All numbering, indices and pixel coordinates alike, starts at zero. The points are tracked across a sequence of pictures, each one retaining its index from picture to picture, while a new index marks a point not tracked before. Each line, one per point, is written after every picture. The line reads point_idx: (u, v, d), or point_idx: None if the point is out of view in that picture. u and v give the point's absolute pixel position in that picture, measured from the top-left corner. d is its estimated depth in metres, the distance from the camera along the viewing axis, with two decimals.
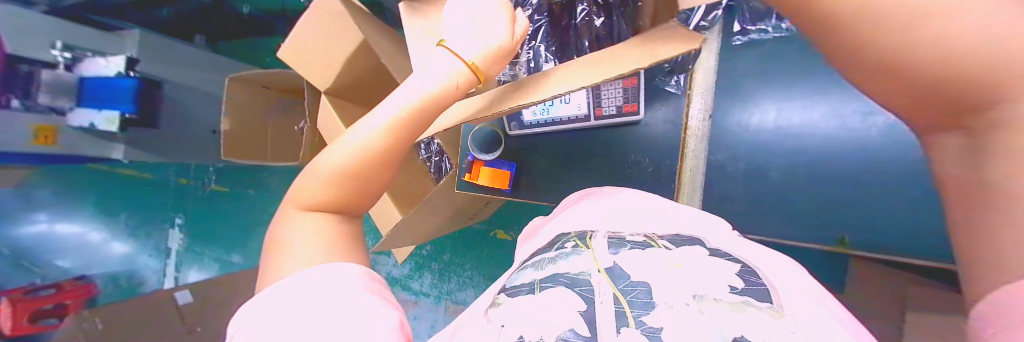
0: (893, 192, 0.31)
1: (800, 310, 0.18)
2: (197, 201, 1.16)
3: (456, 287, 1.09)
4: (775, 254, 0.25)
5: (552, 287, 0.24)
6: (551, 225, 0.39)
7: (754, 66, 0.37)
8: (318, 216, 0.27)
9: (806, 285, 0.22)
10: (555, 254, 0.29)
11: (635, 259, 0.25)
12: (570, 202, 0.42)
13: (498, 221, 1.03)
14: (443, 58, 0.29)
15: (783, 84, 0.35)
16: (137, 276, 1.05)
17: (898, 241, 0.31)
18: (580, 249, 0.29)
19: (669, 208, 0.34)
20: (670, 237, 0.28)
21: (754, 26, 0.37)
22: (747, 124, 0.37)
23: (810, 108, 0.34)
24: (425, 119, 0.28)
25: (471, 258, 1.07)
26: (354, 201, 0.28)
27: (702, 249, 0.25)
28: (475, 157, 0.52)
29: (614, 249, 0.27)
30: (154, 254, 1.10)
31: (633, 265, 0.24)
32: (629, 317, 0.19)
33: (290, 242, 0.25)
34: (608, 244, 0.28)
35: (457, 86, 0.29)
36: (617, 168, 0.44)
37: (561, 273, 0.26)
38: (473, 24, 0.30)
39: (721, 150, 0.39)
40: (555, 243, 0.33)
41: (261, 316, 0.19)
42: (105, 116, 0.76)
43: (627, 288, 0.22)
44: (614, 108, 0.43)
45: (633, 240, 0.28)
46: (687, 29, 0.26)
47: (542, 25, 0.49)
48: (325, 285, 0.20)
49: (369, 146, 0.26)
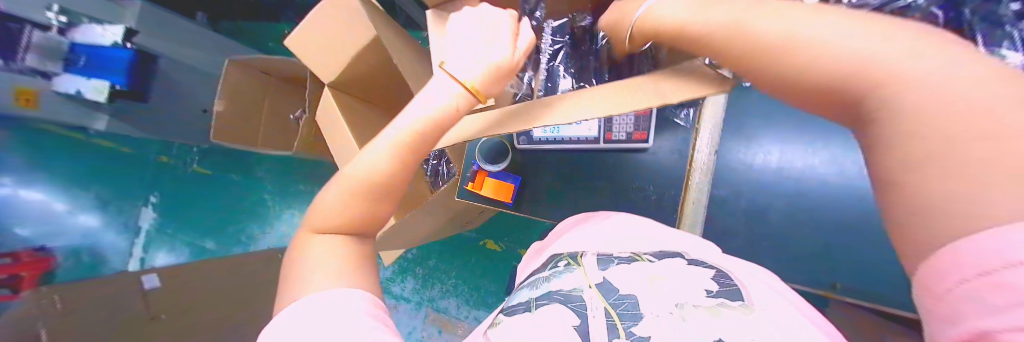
0: (876, 238, 0.36)
1: (775, 312, 0.20)
2: (175, 183, 1.09)
3: (438, 294, 1.07)
4: (756, 270, 0.29)
5: (546, 304, 0.23)
6: (552, 248, 0.39)
7: (763, 107, 0.40)
8: (332, 239, 0.29)
9: (778, 295, 0.23)
10: (549, 273, 0.29)
11: (622, 272, 0.25)
12: (566, 227, 0.42)
13: (489, 230, 1.02)
14: (443, 80, 0.29)
15: (790, 130, 0.39)
16: (100, 253, 0.97)
17: (879, 284, 0.35)
18: (572, 267, 0.28)
19: (661, 229, 0.35)
20: (653, 252, 0.29)
21: None
22: (752, 163, 0.41)
23: (811, 154, 0.38)
24: (428, 138, 0.29)
25: (457, 266, 1.05)
26: (366, 222, 0.29)
27: (681, 259, 0.26)
28: (479, 167, 0.51)
29: (601, 264, 0.27)
30: (121, 232, 1.02)
31: (621, 277, 0.25)
32: (620, 329, 0.20)
33: (307, 265, 0.27)
34: (596, 261, 0.28)
35: (458, 107, 0.29)
36: (620, 192, 0.46)
37: (554, 290, 0.25)
38: (481, 31, 0.30)
39: (725, 186, 0.42)
40: (548, 264, 0.32)
41: (283, 335, 0.23)
42: (93, 85, 0.74)
43: (617, 301, 0.22)
44: (624, 134, 0.44)
45: (620, 257, 0.28)
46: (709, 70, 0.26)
47: (563, 47, 0.50)
48: (337, 310, 0.23)
49: (378, 167, 0.28)
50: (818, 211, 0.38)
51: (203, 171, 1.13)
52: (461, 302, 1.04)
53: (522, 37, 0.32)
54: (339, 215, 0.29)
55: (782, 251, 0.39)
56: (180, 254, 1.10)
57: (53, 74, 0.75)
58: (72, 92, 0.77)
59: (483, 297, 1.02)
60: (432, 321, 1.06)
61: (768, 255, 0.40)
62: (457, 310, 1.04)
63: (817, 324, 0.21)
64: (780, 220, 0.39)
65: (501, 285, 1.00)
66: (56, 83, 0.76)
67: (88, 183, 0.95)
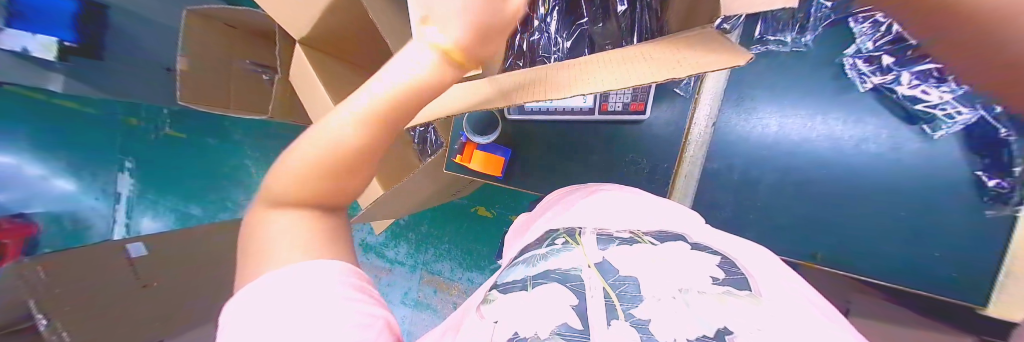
0: (857, 212, 0.38)
1: (778, 298, 0.19)
2: (149, 146, 1.04)
3: (432, 258, 1.10)
4: (745, 241, 0.29)
5: (544, 283, 0.23)
6: (540, 221, 0.39)
7: (766, 76, 0.39)
8: (292, 215, 0.20)
9: (789, 285, 0.23)
10: (545, 251, 0.29)
11: (622, 254, 0.24)
12: (554, 199, 0.42)
13: (480, 197, 1.03)
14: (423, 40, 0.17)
15: (793, 101, 0.39)
16: (83, 219, 0.96)
17: (853, 255, 0.38)
18: (571, 246, 0.28)
19: (656, 205, 0.35)
20: (655, 234, 0.28)
21: (774, 36, 0.39)
22: (750, 134, 0.40)
23: (808, 127, 0.38)
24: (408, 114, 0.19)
25: (449, 231, 1.07)
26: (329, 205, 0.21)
27: (684, 243, 0.26)
28: (468, 138, 0.49)
29: (603, 245, 0.27)
30: (101, 197, 0.99)
31: (623, 259, 0.24)
32: (619, 310, 0.18)
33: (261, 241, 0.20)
34: (596, 241, 0.28)
35: (440, 71, 0.18)
36: (614, 164, 0.45)
37: (551, 269, 0.25)
38: None
39: (719, 159, 0.41)
40: (545, 240, 0.32)
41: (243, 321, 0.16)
42: (41, 43, 0.68)
43: (617, 282, 0.21)
44: (620, 105, 0.43)
45: (620, 237, 0.28)
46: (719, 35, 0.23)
47: (556, 8, 0.48)
48: (311, 283, 0.16)
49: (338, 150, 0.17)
50: (807, 181, 0.39)
51: (175, 135, 1.07)
52: (455, 265, 1.07)
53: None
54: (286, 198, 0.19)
55: (764, 222, 0.40)
56: (166, 220, 1.10)
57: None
58: (19, 49, 0.69)
59: (476, 260, 1.05)
60: (427, 282, 1.11)
61: (753, 227, 0.41)
62: (450, 272, 1.08)
63: (833, 321, 0.19)
64: (767, 195, 0.40)
65: (493, 248, 1.03)
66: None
67: (62, 149, 0.91)
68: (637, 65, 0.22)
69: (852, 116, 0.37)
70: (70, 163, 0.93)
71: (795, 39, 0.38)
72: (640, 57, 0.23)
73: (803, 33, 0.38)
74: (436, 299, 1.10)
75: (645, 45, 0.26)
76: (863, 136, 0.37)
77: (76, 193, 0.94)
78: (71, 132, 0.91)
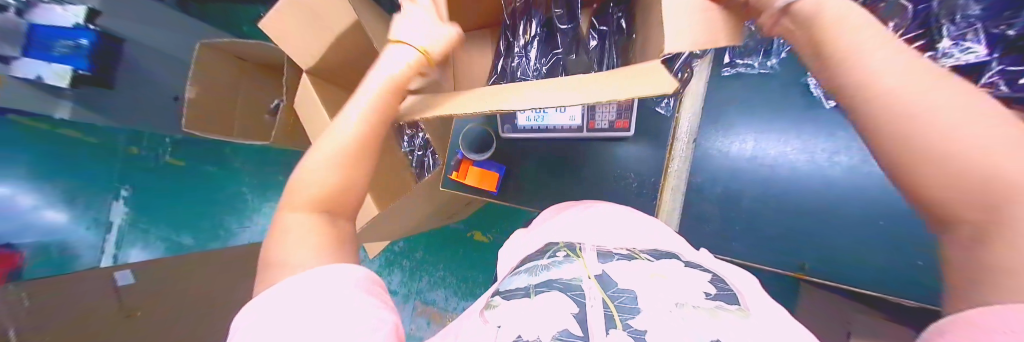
0: (840, 223, 0.39)
1: (765, 314, 0.19)
2: (145, 173, 1.05)
3: (427, 286, 1.07)
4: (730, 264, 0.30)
5: (547, 292, 0.23)
6: (533, 236, 0.40)
7: (737, 96, 0.43)
8: (310, 219, 0.31)
9: (771, 302, 0.23)
10: (547, 262, 0.29)
11: (623, 267, 0.25)
12: (549, 214, 0.43)
13: (476, 222, 1.02)
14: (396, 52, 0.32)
15: (763, 116, 0.41)
16: (69, 247, 0.93)
17: (843, 268, 0.38)
18: (572, 258, 0.28)
19: (639, 221, 0.36)
20: (650, 251, 0.29)
21: (743, 60, 0.42)
22: (728, 151, 0.43)
23: (783, 142, 0.41)
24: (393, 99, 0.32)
25: (444, 257, 1.05)
26: (349, 190, 0.32)
27: (678, 261, 0.26)
28: (463, 156, 0.51)
29: (603, 259, 0.27)
30: (92, 226, 0.97)
31: (623, 273, 0.24)
32: (616, 320, 0.19)
33: (284, 238, 0.30)
34: (597, 255, 0.28)
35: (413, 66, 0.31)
36: (603, 180, 0.46)
37: (554, 278, 0.25)
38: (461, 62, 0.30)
39: (701, 173, 0.43)
40: (545, 252, 0.32)
41: (280, 307, 0.23)
42: (54, 71, 0.71)
43: (616, 294, 0.21)
44: (606, 123, 0.45)
45: (619, 252, 0.28)
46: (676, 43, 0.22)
47: (535, 40, 0.52)
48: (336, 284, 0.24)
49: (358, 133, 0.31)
50: (784, 194, 0.40)
51: (176, 162, 1.09)
52: (450, 294, 1.04)
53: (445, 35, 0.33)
54: (329, 186, 0.31)
55: (748, 234, 0.42)
56: (156, 250, 1.06)
57: (15, 59, 0.72)
58: (33, 77, 0.73)
59: (472, 287, 1.02)
60: (421, 313, 1.07)
61: (742, 239, 0.42)
62: (445, 301, 1.05)
63: None
64: (751, 208, 0.42)
65: (489, 275, 1.01)
66: (14, 69, 0.72)
67: (59, 177, 0.91)
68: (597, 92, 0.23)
69: (824, 132, 0.39)
70: (63, 192, 0.92)
71: (762, 62, 0.41)
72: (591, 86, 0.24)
73: (768, 58, 0.41)
74: (430, 332, 1.05)
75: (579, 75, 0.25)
76: (835, 149, 0.39)
77: (67, 223, 0.92)
78: (66, 159, 0.92)
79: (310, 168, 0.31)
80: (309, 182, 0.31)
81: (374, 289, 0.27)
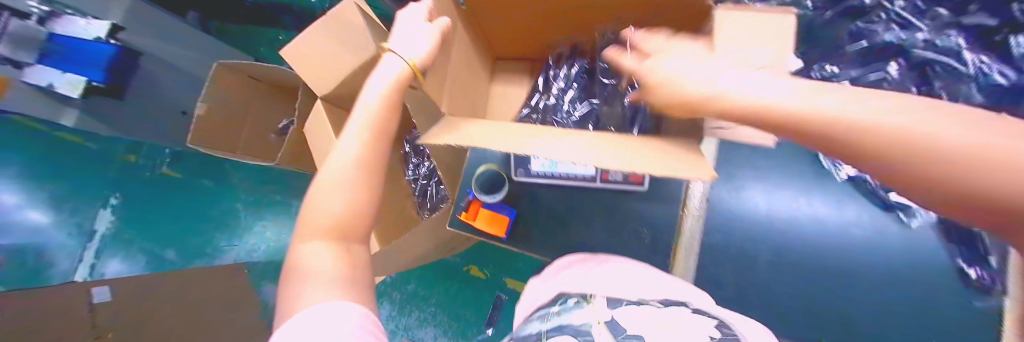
0: None
1: None
2: (142, 183, 1.03)
3: (416, 322, 1.01)
4: (748, 323, 0.33)
5: (560, 337, 0.27)
6: (549, 284, 0.41)
7: (753, 159, 0.50)
8: (324, 244, 0.30)
9: None
10: (559, 309, 0.32)
11: (632, 314, 0.27)
12: (567, 263, 0.42)
13: (473, 256, 1.00)
14: (390, 65, 0.33)
15: (780, 179, 0.50)
16: (46, 254, 0.87)
17: None
18: (584, 303, 0.31)
19: (658, 278, 0.36)
20: (661, 300, 0.30)
21: None
22: (743, 205, 0.48)
23: (791, 202, 0.48)
24: (389, 118, 0.33)
25: (437, 291, 1.01)
26: (358, 224, 0.31)
27: (686, 308, 0.29)
28: (474, 196, 0.50)
29: (613, 305, 0.30)
30: (75, 234, 0.92)
31: (632, 320, 0.26)
32: None
33: (303, 276, 0.28)
34: (607, 301, 0.31)
35: (402, 81, 0.33)
36: (616, 232, 0.47)
37: (567, 325, 0.28)
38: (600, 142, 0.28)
39: (716, 232, 0.47)
40: (557, 299, 0.35)
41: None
42: (69, 80, 0.72)
43: (624, 339, 0.24)
44: (620, 176, 0.45)
45: (629, 298, 0.31)
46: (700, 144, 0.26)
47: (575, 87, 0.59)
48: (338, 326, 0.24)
49: (359, 156, 0.31)
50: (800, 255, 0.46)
51: (172, 174, 1.08)
52: (440, 332, 0.99)
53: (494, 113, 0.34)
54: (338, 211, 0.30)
55: (762, 296, 0.45)
56: (138, 263, 1.00)
57: (27, 65, 0.70)
58: (44, 85, 0.71)
59: (463, 327, 0.98)
60: None
61: None
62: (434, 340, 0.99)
63: None
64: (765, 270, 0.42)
65: (482, 314, 0.98)
66: (25, 74, 0.69)
67: (52, 181, 0.87)
68: (635, 158, 0.24)
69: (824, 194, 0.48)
70: (53, 194, 0.88)
71: None
72: (628, 153, 0.25)
73: None
74: None
75: (616, 143, 0.27)
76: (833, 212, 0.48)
77: (49, 226, 0.88)
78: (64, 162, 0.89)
79: (325, 193, 0.30)
80: (321, 211, 0.30)
81: (375, 329, 0.27)
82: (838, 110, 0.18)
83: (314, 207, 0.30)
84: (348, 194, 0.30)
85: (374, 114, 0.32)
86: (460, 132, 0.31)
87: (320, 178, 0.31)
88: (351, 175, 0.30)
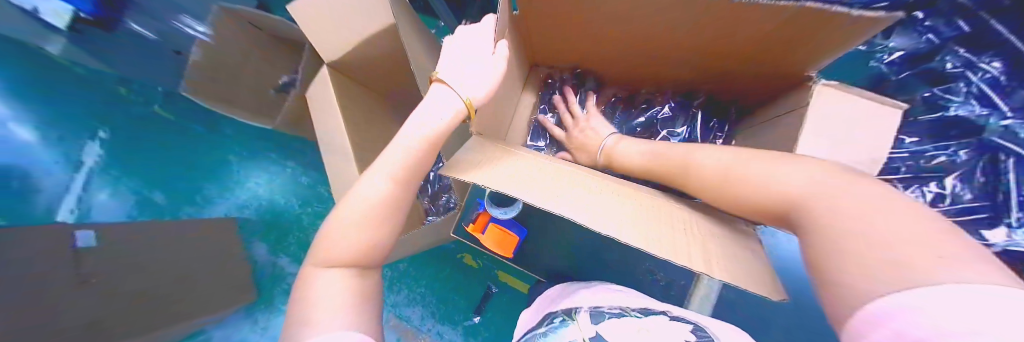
0: None
1: None
2: (128, 119, 0.96)
3: (404, 300, 1.00)
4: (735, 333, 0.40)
5: None
6: (549, 306, 0.47)
7: None
8: (337, 271, 0.36)
9: None
10: (546, 330, 0.40)
11: (612, 328, 0.35)
12: (557, 295, 0.49)
13: (469, 246, 1.00)
14: (446, 96, 0.38)
15: None
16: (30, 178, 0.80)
17: None
18: (568, 322, 0.39)
19: (638, 298, 0.44)
20: (641, 311, 0.39)
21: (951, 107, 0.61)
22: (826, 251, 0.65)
23: None
24: (431, 148, 0.38)
25: (429, 275, 1.01)
26: (367, 255, 0.37)
27: (664, 317, 0.37)
28: (485, 208, 0.51)
29: (596, 321, 0.38)
30: (61, 163, 0.85)
31: (612, 331, 0.35)
32: None
33: (320, 295, 0.34)
34: (591, 317, 0.39)
35: (456, 118, 0.38)
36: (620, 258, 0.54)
37: None
38: (608, 200, 0.31)
39: None
40: (546, 320, 0.43)
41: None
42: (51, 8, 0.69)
43: None
44: None
45: (611, 312, 0.39)
46: (705, 241, 0.28)
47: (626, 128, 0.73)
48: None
49: (384, 192, 0.36)
50: None
51: (162, 114, 1.00)
52: (427, 314, 0.99)
53: (524, 168, 0.35)
54: (355, 244, 0.36)
55: None
56: (126, 202, 0.93)
57: None
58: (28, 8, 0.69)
59: (450, 312, 0.99)
60: (392, 327, 0.98)
61: None
62: (420, 320, 0.99)
63: None
64: None
65: (470, 303, 0.99)
66: None
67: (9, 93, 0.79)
68: (653, 237, 0.26)
69: None
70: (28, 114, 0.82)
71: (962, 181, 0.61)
72: (646, 231, 0.26)
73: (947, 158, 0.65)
74: None
75: (635, 217, 0.28)
76: None
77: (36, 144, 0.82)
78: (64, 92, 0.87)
79: (344, 229, 0.35)
80: (337, 243, 0.36)
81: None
82: (744, 172, 0.35)
83: (330, 237, 0.36)
84: (380, 224, 0.36)
85: (410, 153, 0.36)
86: (495, 174, 0.31)
87: (347, 199, 0.36)
88: (373, 213, 0.36)
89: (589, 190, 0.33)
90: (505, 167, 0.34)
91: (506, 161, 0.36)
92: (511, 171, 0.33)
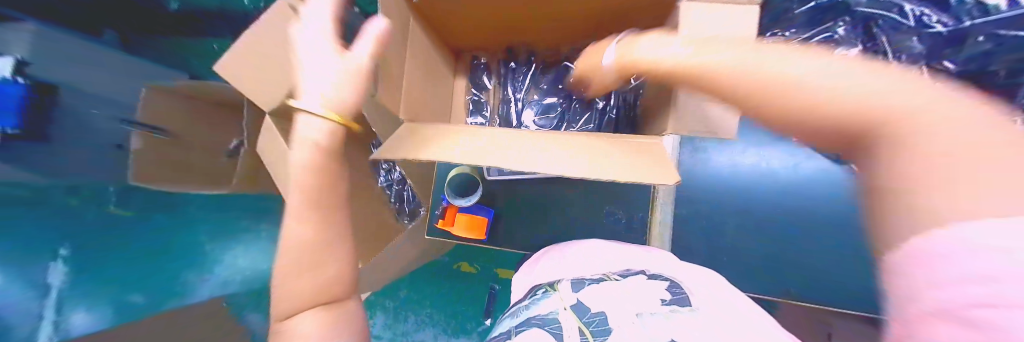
0: None
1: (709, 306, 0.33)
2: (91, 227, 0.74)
3: (413, 326, 1.00)
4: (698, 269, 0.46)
5: (527, 329, 0.34)
6: (533, 278, 0.50)
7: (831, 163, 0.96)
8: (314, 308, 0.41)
9: (731, 296, 0.37)
10: (529, 301, 0.41)
11: (592, 295, 0.36)
12: (541, 262, 0.53)
13: (463, 253, 1.00)
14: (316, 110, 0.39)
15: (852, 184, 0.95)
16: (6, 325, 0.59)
17: None
18: (549, 292, 0.40)
19: (621, 255, 0.48)
20: (621, 273, 0.41)
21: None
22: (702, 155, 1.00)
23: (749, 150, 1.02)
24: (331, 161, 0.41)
25: (431, 294, 1.00)
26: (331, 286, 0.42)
27: (642, 275, 0.39)
28: (451, 200, 0.67)
29: (576, 289, 0.38)
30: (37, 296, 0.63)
31: (591, 299, 0.35)
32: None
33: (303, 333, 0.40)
34: (571, 285, 0.40)
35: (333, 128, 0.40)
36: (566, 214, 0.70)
37: (536, 316, 0.36)
38: (555, 148, 0.37)
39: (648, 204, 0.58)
40: (530, 292, 0.44)
41: None
42: None
43: (590, 320, 0.32)
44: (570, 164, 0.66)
45: (592, 278, 0.41)
46: (622, 157, 0.35)
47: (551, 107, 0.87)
48: None
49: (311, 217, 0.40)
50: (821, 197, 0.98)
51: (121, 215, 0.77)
52: (439, 331, 0.99)
53: (472, 138, 0.41)
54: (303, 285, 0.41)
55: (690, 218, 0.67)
56: (102, 316, 0.72)
57: None
58: None
59: (462, 323, 0.99)
60: None
61: None
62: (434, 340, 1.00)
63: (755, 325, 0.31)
64: None
65: (478, 307, 0.98)
66: None
67: None
68: (606, 168, 0.32)
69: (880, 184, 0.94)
70: None
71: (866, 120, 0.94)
72: (600, 165, 0.33)
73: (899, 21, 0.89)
74: None
75: (586, 156, 0.35)
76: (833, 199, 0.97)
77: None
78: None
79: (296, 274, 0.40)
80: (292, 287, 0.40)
81: None
82: (790, 74, 0.36)
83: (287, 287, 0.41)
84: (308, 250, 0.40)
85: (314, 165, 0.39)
86: (452, 150, 0.37)
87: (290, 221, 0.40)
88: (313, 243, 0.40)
89: (542, 144, 0.38)
90: (459, 142, 0.40)
91: (455, 135, 0.42)
92: (466, 144, 0.39)
